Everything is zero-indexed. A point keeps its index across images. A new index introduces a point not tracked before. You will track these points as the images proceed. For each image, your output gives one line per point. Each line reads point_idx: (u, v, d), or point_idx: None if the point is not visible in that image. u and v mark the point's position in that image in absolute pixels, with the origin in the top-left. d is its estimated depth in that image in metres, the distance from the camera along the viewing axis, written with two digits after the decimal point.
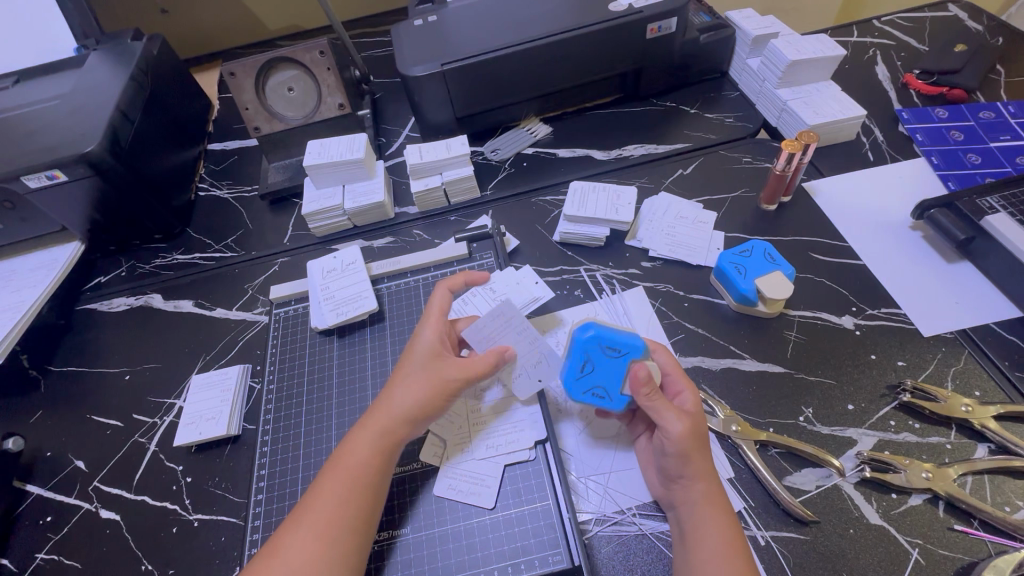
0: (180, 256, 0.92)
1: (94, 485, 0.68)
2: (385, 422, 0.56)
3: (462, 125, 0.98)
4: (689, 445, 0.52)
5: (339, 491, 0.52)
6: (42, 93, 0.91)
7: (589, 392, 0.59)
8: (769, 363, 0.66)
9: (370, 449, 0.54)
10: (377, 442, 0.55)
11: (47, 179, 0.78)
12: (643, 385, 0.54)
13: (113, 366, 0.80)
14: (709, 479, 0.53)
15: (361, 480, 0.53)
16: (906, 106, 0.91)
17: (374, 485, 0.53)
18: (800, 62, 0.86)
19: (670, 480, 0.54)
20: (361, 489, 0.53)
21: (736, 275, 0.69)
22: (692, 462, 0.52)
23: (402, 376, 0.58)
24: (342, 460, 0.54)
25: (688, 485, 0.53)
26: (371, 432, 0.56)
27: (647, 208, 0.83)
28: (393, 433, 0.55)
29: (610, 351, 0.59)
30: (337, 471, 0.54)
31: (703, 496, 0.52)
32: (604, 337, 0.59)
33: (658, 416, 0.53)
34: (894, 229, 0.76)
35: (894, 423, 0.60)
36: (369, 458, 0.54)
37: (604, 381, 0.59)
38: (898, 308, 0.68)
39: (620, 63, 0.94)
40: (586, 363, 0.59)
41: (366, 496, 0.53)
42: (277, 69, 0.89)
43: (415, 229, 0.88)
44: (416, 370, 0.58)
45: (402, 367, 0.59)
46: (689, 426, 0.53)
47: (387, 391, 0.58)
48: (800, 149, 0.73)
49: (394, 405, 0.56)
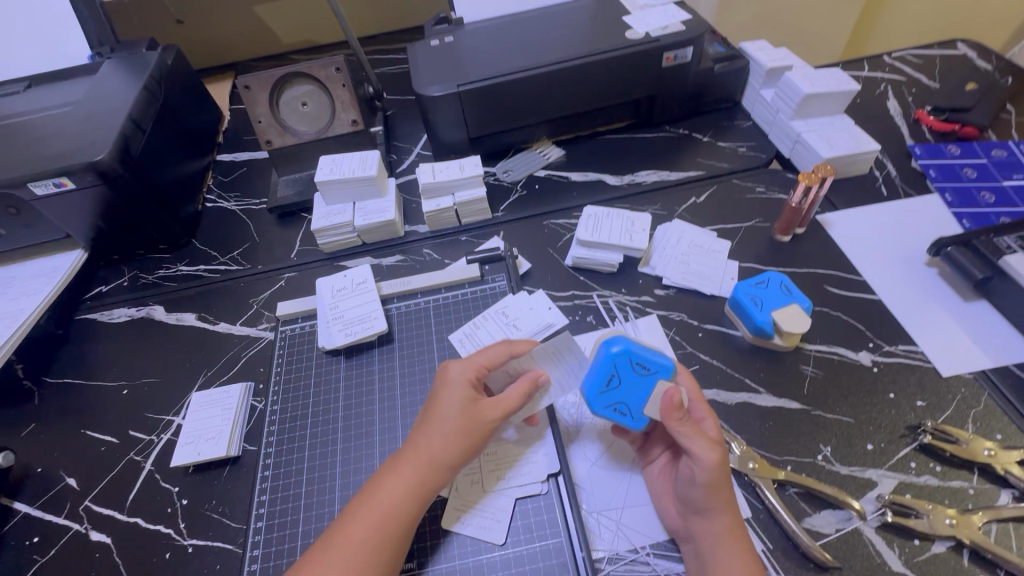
0: (185, 268, 0.91)
1: (85, 504, 0.66)
2: (419, 466, 0.54)
3: (475, 145, 0.98)
4: (717, 475, 0.51)
5: (371, 538, 0.50)
6: (54, 99, 0.90)
7: (611, 406, 0.58)
8: (786, 399, 0.65)
9: (403, 494, 0.53)
10: (410, 487, 0.53)
11: (54, 186, 0.77)
12: (675, 409, 0.53)
13: (110, 379, 0.78)
14: (732, 511, 0.51)
15: (393, 526, 0.51)
16: (918, 142, 0.92)
17: (405, 531, 0.52)
18: (815, 95, 0.86)
19: (690, 511, 0.53)
20: (393, 535, 0.51)
21: (752, 307, 0.68)
22: (718, 495, 0.51)
23: (435, 418, 0.56)
24: (372, 502, 0.52)
25: (711, 517, 0.51)
26: (404, 472, 0.54)
27: (661, 235, 0.82)
28: (427, 478, 0.53)
29: (639, 367, 0.58)
30: (369, 513, 0.52)
31: (727, 530, 0.50)
32: (633, 354, 0.58)
33: (689, 444, 0.51)
34: (909, 264, 0.76)
35: (915, 465, 0.59)
36: (402, 503, 0.52)
37: (627, 398, 0.58)
38: (916, 346, 0.67)
39: (635, 90, 0.94)
40: (613, 377, 0.58)
41: (396, 543, 0.51)
42: (293, 83, 0.89)
43: (425, 248, 0.87)
44: (452, 413, 0.55)
45: (435, 406, 0.57)
46: (719, 455, 0.51)
47: (420, 432, 0.56)
48: (816, 182, 0.73)
49: (429, 450, 0.54)
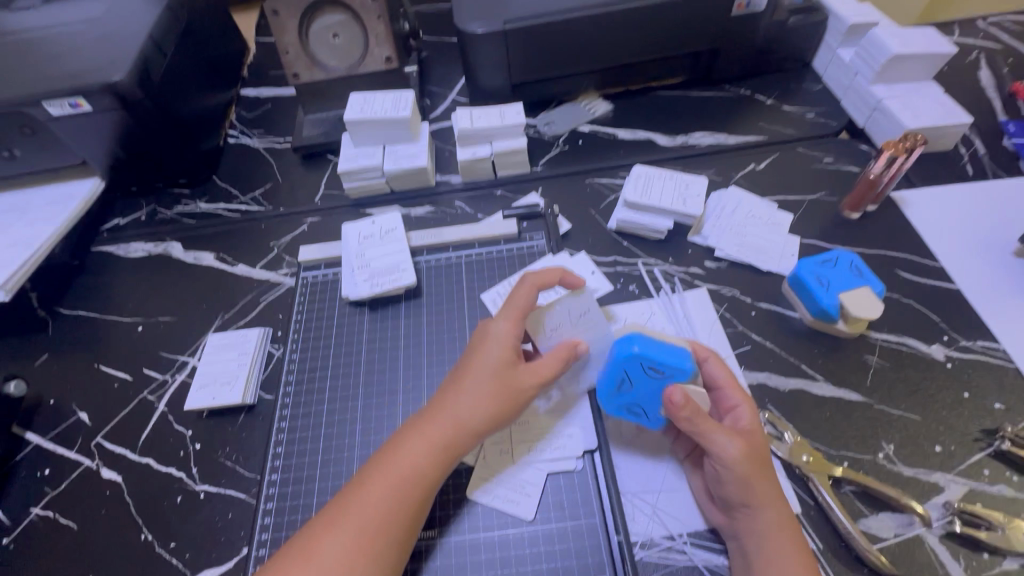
0: (204, 205, 0.86)
1: (96, 440, 0.63)
2: (446, 427, 0.50)
3: (515, 93, 0.90)
4: (750, 468, 0.47)
5: (390, 498, 0.47)
6: (71, 14, 0.84)
7: (626, 408, 0.54)
8: (846, 389, 0.59)
9: (426, 455, 0.49)
10: (435, 448, 0.49)
11: (70, 107, 0.73)
12: (682, 410, 0.47)
13: (125, 315, 0.75)
14: (778, 506, 0.47)
15: (417, 488, 0.48)
16: (1012, 118, 0.82)
17: (425, 494, 0.48)
18: (904, 57, 0.77)
19: (730, 507, 0.48)
20: (412, 497, 0.47)
21: (817, 287, 0.61)
22: (757, 487, 0.46)
23: (469, 377, 0.52)
24: (393, 462, 0.48)
25: (753, 513, 0.46)
26: (431, 436, 0.50)
27: (715, 202, 0.75)
28: (455, 439, 0.50)
29: (652, 371, 0.51)
30: (389, 474, 0.48)
31: (772, 524, 0.46)
32: (648, 357, 0.50)
33: (708, 441, 0.47)
34: (994, 253, 0.68)
35: (988, 472, 0.53)
36: (424, 465, 0.49)
37: (642, 401, 0.53)
38: (996, 343, 0.61)
39: (698, 40, 0.85)
40: (624, 381, 0.52)
41: (416, 506, 0.48)
42: (323, 12, 0.82)
43: (457, 200, 0.82)
44: (488, 374, 0.51)
45: (471, 364, 0.53)
46: (746, 447, 0.47)
47: (450, 391, 0.52)
48: (903, 151, 0.66)
49: (461, 410, 0.50)
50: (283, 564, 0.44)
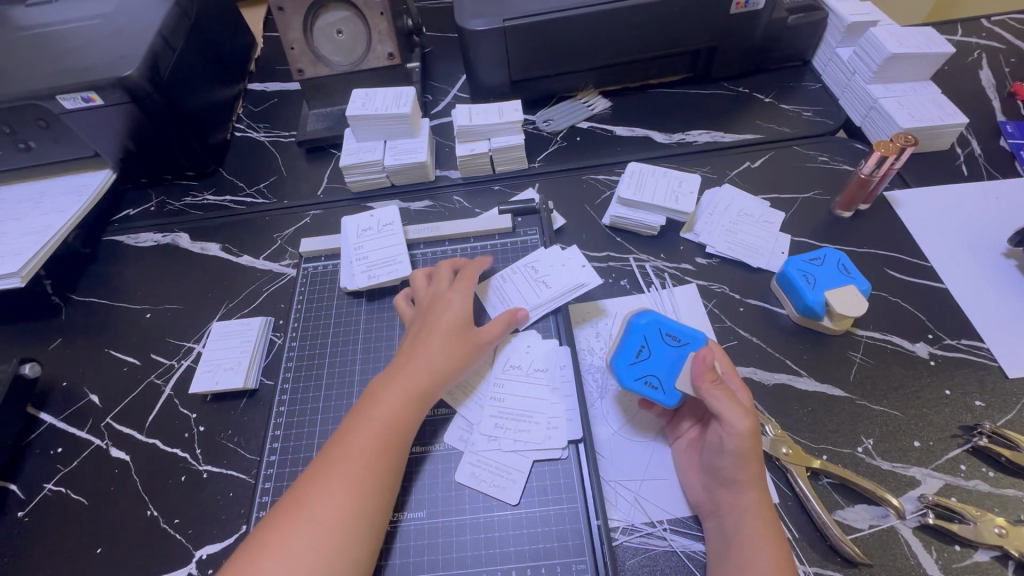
0: (211, 197, 0.89)
1: (107, 421, 0.66)
2: (417, 377, 0.55)
3: (516, 90, 0.92)
4: (748, 445, 0.48)
5: (373, 445, 0.50)
6: (85, 10, 0.87)
7: (642, 379, 0.56)
8: (829, 385, 0.60)
9: (401, 402, 0.53)
10: (405, 395, 0.53)
11: (83, 101, 0.75)
12: (705, 373, 0.50)
13: (134, 302, 0.77)
14: (762, 489, 0.48)
15: (394, 431, 0.52)
16: (1009, 119, 0.82)
17: (404, 438, 0.52)
18: (901, 56, 0.77)
19: (717, 483, 0.50)
20: (395, 440, 0.51)
21: (803, 284, 0.63)
22: (750, 463, 0.48)
23: (431, 335, 0.57)
24: (371, 414, 0.52)
25: (739, 490, 0.48)
26: (402, 387, 0.54)
27: (707, 200, 0.76)
28: (426, 387, 0.55)
29: (668, 339, 0.57)
30: (369, 423, 0.51)
31: (756, 503, 0.48)
32: (665, 324, 0.57)
33: (719, 409, 0.48)
34: (984, 253, 0.68)
35: (964, 468, 0.54)
36: (400, 412, 0.53)
37: (658, 370, 0.56)
38: (981, 342, 0.62)
39: (697, 38, 0.86)
40: (642, 348, 0.57)
41: (396, 452, 0.51)
42: (328, 8, 0.84)
43: (456, 195, 0.83)
44: (443, 329, 0.58)
45: (431, 326, 0.58)
46: (755, 426, 0.48)
47: (416, 348, 0.57)
48: (894, 152, 0.66)
49: (427, 363, 0.55)
50: (279, 516, 0.47)
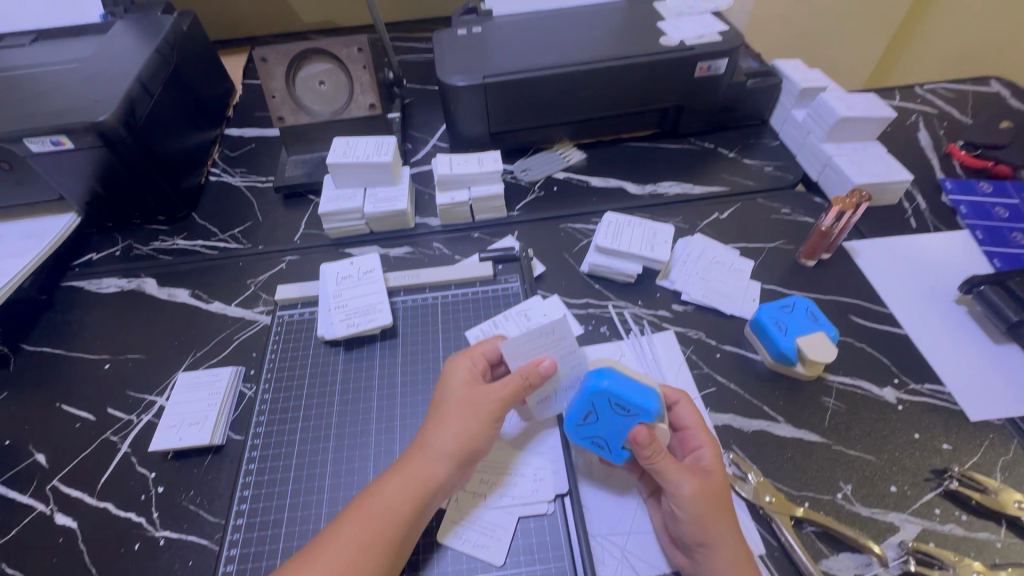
0: (182, 241, 0.87)
1: (52, 484, 0.61)
2: (417, 462, 0.51)
3: (494, 141, 0.95)
4: (706, 506, 0.49)
5: (360, 534, 0.47)
6: (61, 56, 0.86)
7: (589, 439, 0.56)
8: (805, 431, 0.61)
9: (399, 491, 0.49)
10: (406, 485, 0.50)
11: (52, 144, 0.73)
12: (648, 447, 0.51)
13: (93, 352, 0.73)
14: (735, 546, 0.49)
15: (386, 525, 0.48)
16: (949, 176, 0.89)
17: (400, 533, 0.48)
18: (850, 119, 0.83)
19: (689, 546, 0.50)
20: (387, 534, 0.48)
21: (775, 330, 0.65)
22: (714, 528, 0.49)
23: (437, 414, 0.54)
24: (364, 502, 0.49)
25: (710, 553, 0.48)
26: (403, 476, 0.50)
27: (682, 248, 0.79)
28: (425, 473, 0.50)
29: (621, 408, 0.53)
30: (361, 511, 0.48)
31: (731, 566, 0.48)
32: (617, 393, 0.53)
33: (666, 477, 0.51)
34: (938, 301, 0.72)
35: (939, 512, 0.55)
36: (396, 502, 0.49)
37: (605, 433, 0.55)
38: (943, 387, 0.64)
39: (664, 99, 0.92)
40: (590, 412, 0.54)
41: (389, 545, 0.47)
42: (311, 60, 0.85)
43: (435, 242, 0.84)
44: (455, 408, 0.53)
45: (445, 405, 0.54)
46: (700, 487, 0.50)
47: (425, 431, 0.53)
48: (850, 207, 0.71)
49: (431, 447, 0.51)
50: None
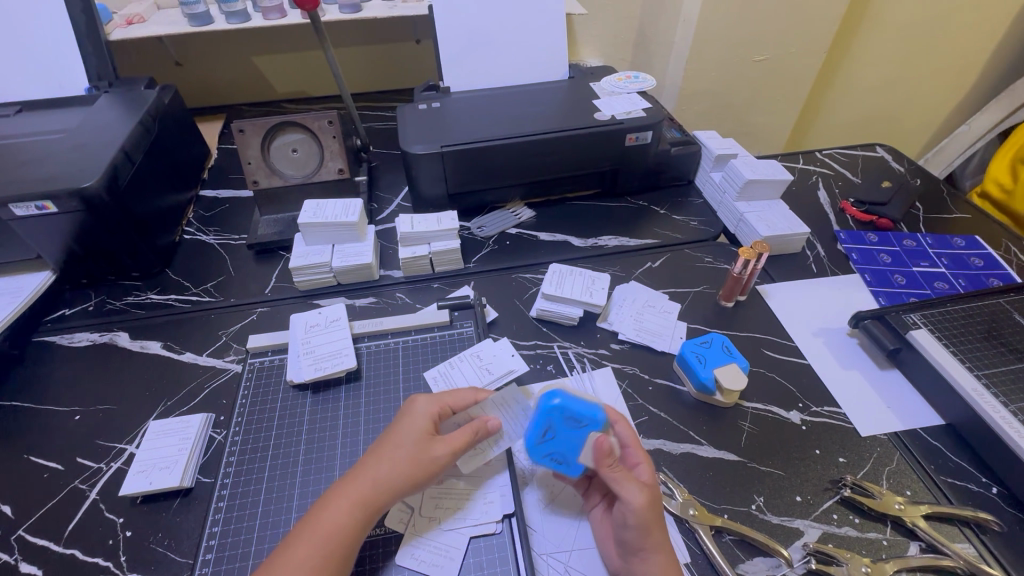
0: (155, 296, 0.92)
1: (18, 534, 0.63)
2: (369, 489, 0.56)
3: (452, 201, 1.05)
4: (649, 516, 0.55)
5: (313, 557, 0.52)
6: (47, 127, 0.93)
7: (549, 456, 0.63)
8: (725, 451, 0.70)
9: (349, 512, 0.54)
10: (356, 506, 0.55)
11: (36, 208, 0.79)
12: (606, 457, 0.56)
13: (63, 405, 0.76)
14: (667, 552, 0.55)
15: (336, 543, 0.53)
16: (843, 228, 1.04)
17: (348, 551, 0.53)
18: (755, 182, 0.98)
19: (629, 552, 0.56)
20: (337, 551, 0.53)
21: (697, 363, 0.75)
22: (652, 534, 0.55)
23: (391, 445, 0.59)
24: (319, 522, 0.54)
25: (646, 557, 0.54)
26: (354, 498, 0.55)
27: (619, 293, 0.89)
28: (376, 499, 0.56)
29: (572, 421, 0.62)
30: (314, 532, 0.53)
31: (663, 567, 0.54)
32: (568, 408, 0.62)
33: (620, 488, 0.55)
34: (834, 334, 0.84)
35: (837, 516, 0.64)
36: (346, 526, 0.54)
37: (563, 448, 0.62)
38: (839, 409, 0.74)
39: (602, 164, 1.05)
40: (548, 429, 0.62)
41: (339, 560, 0.53)
42: (285, 131, 0.94)
43: (398, 292, 0.92)
44: (408, 442, 0.59)
45: (397, 437, 0.59)
46: (649, 498, 0.55)
47: (376, 457, 0.58)
48: (754, 256, 0.82)
49: (380, 474, 0.57)
50: None
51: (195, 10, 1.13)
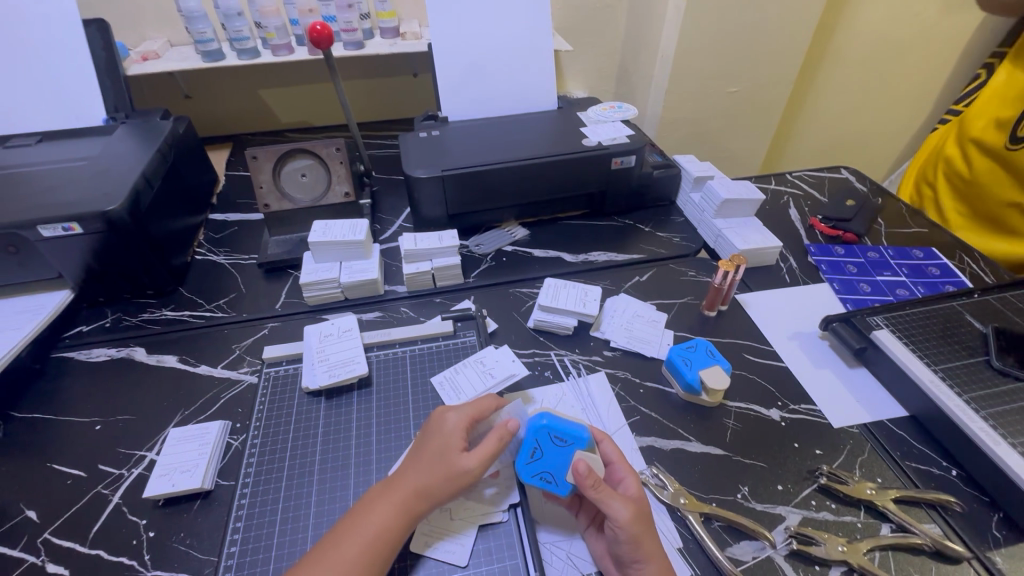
0: (169, 312, 0.96)
1: (44, 536, 0.65)
2: (409, 494, 0.61)
3: (452, 221, 1.12)
4: (639, 528, 0.58)
5: (361, 555, 0.56)
6: (69, 155, 0.99)
7: (538, 476, 0.65)
8: (711, 446, 0.76)
9: (392, 513, 0.59)
10: (398, 509, 0.60)
11: (62, 230, 0.83)
12: (587, 478, 0.59)
13: (84, 416, 0.79)
14: (659, 559, 0.58)
15: (381, 541, 0.58)
16: (813, 243, 1.13)
17: (393, 548, 0.58)
18: (732, 201, 1.06)
19: (625, 564, 0.59)
20: (383, 550, 0.57)
21: (684, 366, 0.81)
22: (643, 546, 0.57)
23: (429, 450, 0.64)
24: (363, 523, 0.59)
25: (643, 566, 0.57)
26: (394, 500, 0.60)
27: (610, 305, 0.96)
28: (416, 501, 0.60)
29: (558, 440, 0.66)
30: (359, 532, 0.58)
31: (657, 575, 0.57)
32: (554, 427, 0.67)
33: (606, 506, 0.58)
34: (808, 338, 0.91)
35: (815, 502, 0.69)
36: (390, 528, 0.59)
37: (551, 467, 0.65)
38: (814, 405, 0.81)
39: (590, 186, 1.13)
40: (536, 450, 0.66)
41: (385, 558, 0.57)
42: (295, 157, 1.00)
43: (403, 306, 0.97)
44: (445, 448, 0.63)
45: (433, 444, 0.64)
46: (635, 511, 0.59)
47: (414, 463, 0.63)
48: (733, 268, 0.89)
49: (420, 478, 0.61)
50: None
51: (208, 47, 1.22)
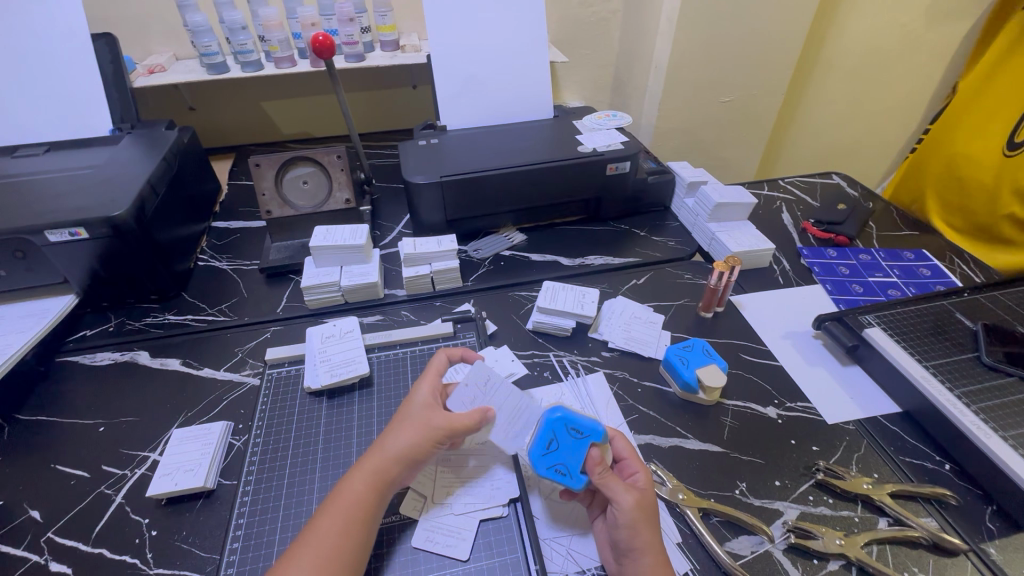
0: (172, 317, 0.97)
1: (47, 536, 0.66)
2: (379, 463, 0.62)
3: (451, 227, 1.14)
4: (637, 516, 0.59)
5: (338, 525, 0.57)
6: (75, 163, 1.01)
7: (554, 467, 0.63)
8: (709, 443, 0.77)
9: (364, 483, 0.61)
10: (369, 478, 0.61)
11: (69, 235, 0.85)
12: (597, 465, 0.60)
13: (87, 418, 0.80)
14: (656, 553, 0.58)
15: (356, 510, 0.59)
16: (806, 246, 1.15)
17: (367, 517, 0.59)
18: (725, 205, 1.08)
19: (621, 554, 0.59)
20: (358, 517, 0.58)
21: (681, 365, 0.82)
22: (642, 533, 0.58)
23: (396, 423, 0.66)
24: (340, 496, 0.60)
25: (637, 558, 0.57)
26: (365, 471, 0.62)
27: (607, 307, 0.97)
28: (386, 468, 0.62)
29: (574, 433, 0.65)
30: (334, 504, 0.59)
31: (651, 569, 0.57)
32: (570, 419, 0.65)
33: (610, 491, 0.60)
34: (802, 338, 0.93)
35: (812, 498, 0.70)
36: (363, 497, 0.60)
37: (566, 459, 0.63)
38: (809, 403, 0.82)
39: (586, 191, 1.15)
40: (552, 440, 0.65)
41: (361, 526, 0.58)
42: (297, 165, 1.03)
43: (404, 310, 0.98)
44: (411, 417, 0.65)
45: (401, 416, 0.66)
46: (638, 500, 0.60)
47: (383, 436, 0.65)
48: (728, 269, 0.90)
49: (387, 446, 0.63)
50: None
51: (214, 60, 1.25)
